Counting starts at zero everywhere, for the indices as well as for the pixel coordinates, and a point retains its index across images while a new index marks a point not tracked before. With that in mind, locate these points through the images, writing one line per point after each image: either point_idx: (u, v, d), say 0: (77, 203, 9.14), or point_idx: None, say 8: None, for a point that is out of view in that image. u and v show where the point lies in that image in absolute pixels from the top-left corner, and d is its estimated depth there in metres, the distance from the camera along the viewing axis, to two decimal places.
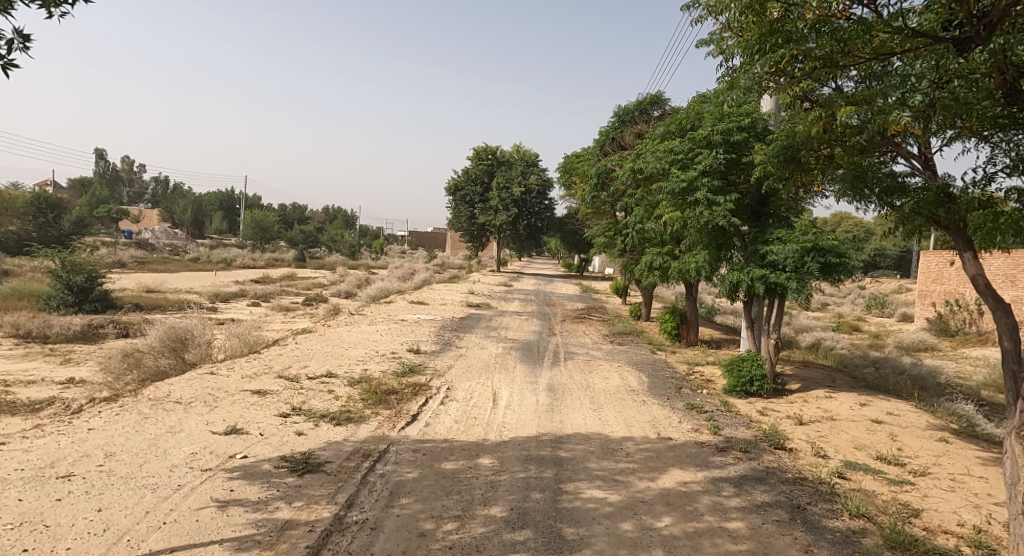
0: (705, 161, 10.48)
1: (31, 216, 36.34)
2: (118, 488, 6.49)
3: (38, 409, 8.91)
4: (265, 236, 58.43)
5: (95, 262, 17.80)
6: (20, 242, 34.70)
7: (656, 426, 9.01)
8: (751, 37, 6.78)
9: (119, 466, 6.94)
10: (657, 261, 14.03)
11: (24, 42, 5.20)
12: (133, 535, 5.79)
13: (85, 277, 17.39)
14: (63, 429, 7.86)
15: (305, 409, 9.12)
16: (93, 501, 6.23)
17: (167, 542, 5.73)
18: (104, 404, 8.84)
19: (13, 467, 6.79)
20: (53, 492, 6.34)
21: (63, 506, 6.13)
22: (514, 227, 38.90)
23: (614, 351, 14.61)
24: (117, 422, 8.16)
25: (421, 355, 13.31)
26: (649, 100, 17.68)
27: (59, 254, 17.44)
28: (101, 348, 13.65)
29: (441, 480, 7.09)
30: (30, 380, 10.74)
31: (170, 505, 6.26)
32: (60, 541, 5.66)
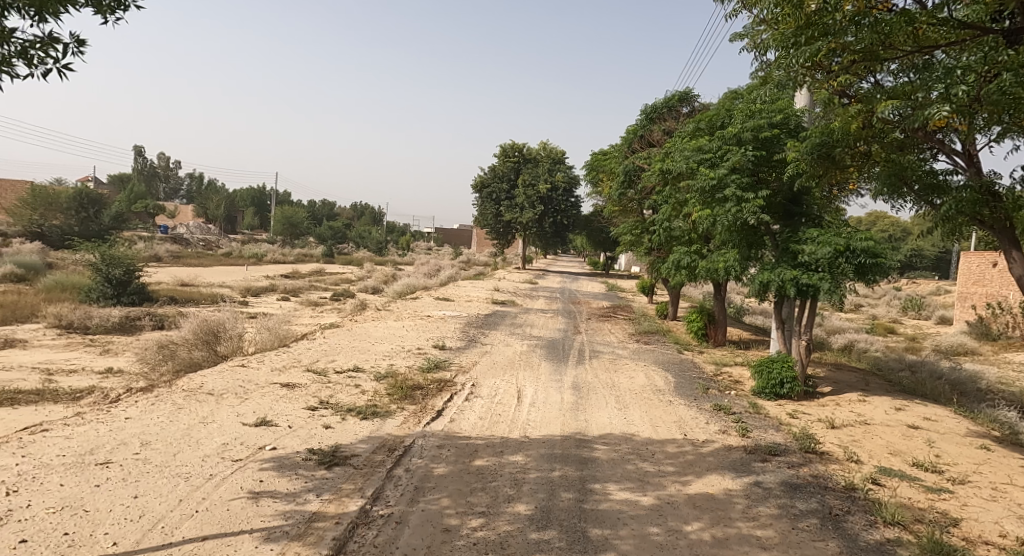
0: (734, 159, 10.33)
1: (74, 212, 37.15)
2: (153, 476, 6.57)
3: (77, 398, 9.12)
4: (294, 231, 59.27)
5: (133, 256, 18.15)
6: (64, 236, 35.61)
7: (683, 427, 8.89)
8: (786, 30, 6.69)
9: (153, 455, 7.02)
10: (685, 259, 13.83)
11: (79, 47, 5.31)
12: (166, 523, 5.84)
13: (123, 270, 17.72)
14: (102, 417, 7.98)
15: (333, 403, 9.15)
16: (130, 488, 6.31)
17: (199, 530, 5.77)
18: (140, 394, 8.98)
19: (53, 453, 6.90)
20: (93, 478, 6.43)
21: (102, 492, 6.21)
22: (540, 225, 38.77)
23: (640, 350, 14.48)
24: (152, 411, 8.27)
25: (447, 351, 13.33)
26: (678, 97, 17.41)
27: (99, 247, 17.82)
28: (138, 339, 13.88)
29: (467, 477, 7.05)
30: (70, 370, 10.95)
31: (202, 494, 6.30)
32: (98, 527, 5.72)
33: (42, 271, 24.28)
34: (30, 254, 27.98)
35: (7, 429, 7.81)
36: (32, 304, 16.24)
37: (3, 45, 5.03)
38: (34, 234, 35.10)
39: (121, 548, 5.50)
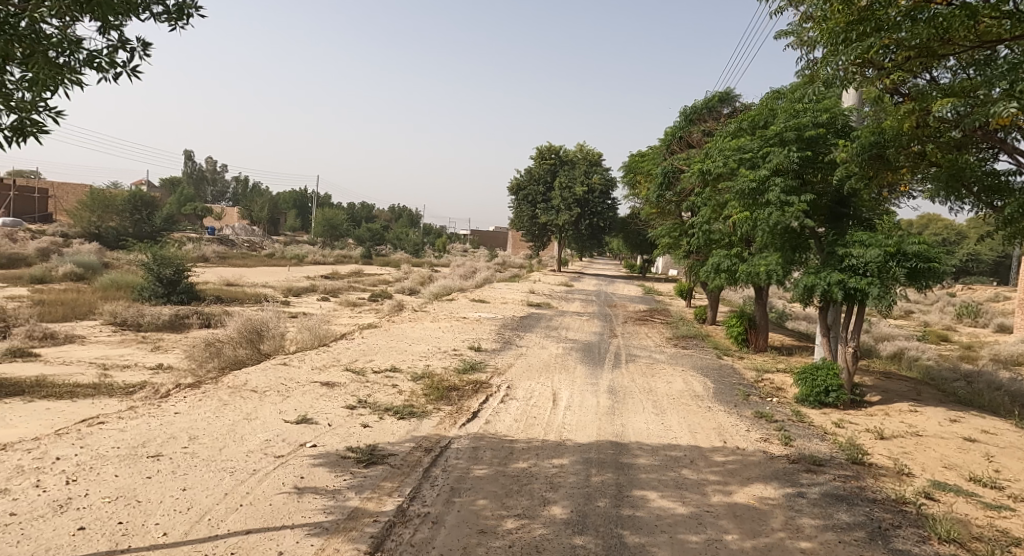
0: (776, 161, 10.09)
1: (128, 214, 38.29)
2: (201, 470, 6.63)
3: (130, 393, 9.34)
4: (334, 233, 60.12)
5: (183, 256, 18.54)
6: (119, 237, 36.79)
7: (724, 434, 8.68)
8: (835, 27, 6.54)
9: (201, 449, 7.09)
10: (725, 263, 13.57)
11: (144, 50, 5.36)
12: (212, 515, 5.87)
13: (173, 270, 18.11)
14: (153, 411, 8.12)
15: (371, 402, 9.16)
16: (179, 480, 6.37)
17: (243, 524, 5.78)
18: (187, 389, 9.13)
19: (108, 444, 7.02)
20: (144, 470, 6.51)
21: (153, 484, 6.28)
22: (576, 227, 38.59)
23: (678, 354, 14.23)
24: (200, 407, 8.37)
25: (483, 353, 13.28)
26: (718, 98, 17.12)
27: (150, 248, 18.28)
28: (187, 336, 14.17)
29: (503, 479, 6.97)
30: (123, 365, 11.23)
31: (247, 489, 6.34)
32: (150, 517, 5.77)
33: (98, 269, 25.06)
34: (86, 254, 28.94)
35: (66, 420, 8.13)
36: (87, 302, 16.74)
37: (73, 54, 5.11)
38: (91, 236, 36.40)
39: (171, 538, 5.53)
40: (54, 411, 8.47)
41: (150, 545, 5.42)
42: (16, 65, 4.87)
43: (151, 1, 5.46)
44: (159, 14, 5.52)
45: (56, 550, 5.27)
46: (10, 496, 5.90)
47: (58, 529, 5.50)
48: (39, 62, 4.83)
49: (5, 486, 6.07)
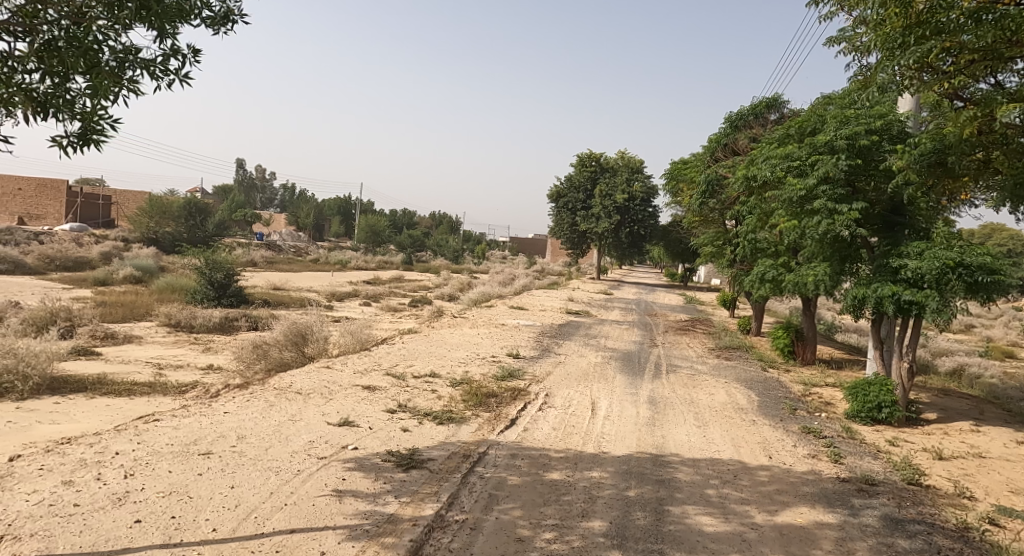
0: (825, 169, 9.80)
1: (182, 220, 39.28)
2: (247, 469, 6.66)
3: (183, 392, 9.50)
4: (376, 239, 60.90)
5: (233, 261, 18.90)
6: (175, 242, 37.88)
7: (769, 449, 8.42)
8: (892, 32, 6.34)
9: (248, 448, 7.14)
10: (770, 273, 13.23)
11: (194, 57, 5.40)
12: (259, 513, 5.87)
13: (224, 274, 18.46)
14: (203, 410, 8.23)
15: (410, 406, 9.13)
16: (228, 478, 6.41)
17: (288, 523, 5.77)
18: (236, 390, 9.24)
19: (162, 441, 7.11)
20: (196, 467, 6.57)
21: (203, 480, 6.33)
22: (616, 236, 38.18)
23: (720, 365, 13.93)
24: (248, 407, 8.46)
25: (521, 360, 13.16)
26: (765, 104, 16.72)
27: (204, 253, 18.70)
28: (237, 338, 14.40)
29: (541, 488, 6.85)
30: (176, 364, 11.45)
31: (291, 488, 6.34)
32: (200, 513, 5.79)
33: (155, 272, 25.80)
34: (144, 257, 29.82)
35: (125, 416, 8.33)
36: (144, 304, 17.18)
37: (125, 63, 5.16)
38: (149, 241, 37.66)
39: (220, 534, 5.53)
40: (114, 408, 8.69)
41: (200, 540, 5.42)
42: (80, 75, 4.95)
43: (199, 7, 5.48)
44: (205, 20, 5.55)
45: (115, 540, 5.31)
46: (73, 488, 5.99)
47: (117, 521, 5.55)
48: (99, 71, 4.89)
49: (69, 478, 6.17)
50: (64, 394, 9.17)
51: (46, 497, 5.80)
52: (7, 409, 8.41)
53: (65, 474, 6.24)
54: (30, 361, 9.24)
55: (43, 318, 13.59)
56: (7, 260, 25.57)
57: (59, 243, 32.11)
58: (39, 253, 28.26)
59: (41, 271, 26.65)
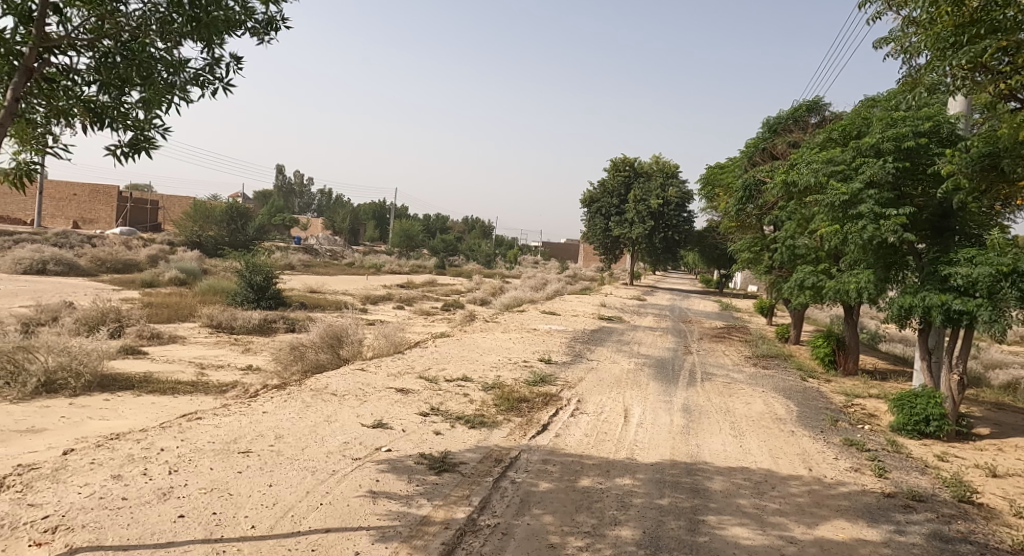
0: (870, 172, 9.51)
1: (225, 224, 40.04)
2: (285, 467, 6.66)
3: (224, 391, 9.60)
4: (410, 244, 61.36)
5: (273, 264, 19.12)
6: (217, 246, 38.64)
7: (809, 461, 8.16)
8: (942, 32, 6.18)
9: (286, 448, 7.15)
10: (810, 279, 12.89)
11: (237, 65, 5.44)
12: (295, 512, 5.84)
13: (264, 277, 18.68)
14: (243, 409, 8.28)
15: (442, 410, 9.06)
16: (266, 476, 6.41)
17: (323, 522, 5.73)
18: (275, 390, 9.30)
19: (205, 439, 7.15)
20: (236, 465, 6.59)
21: (243, 478, 6.33)
22: (650, 241, 37.80)
23: (758, 374, 13.60)
24: (285, 407, 8.48)
25: (553, 366, 13.02)
26: (806, 107, 16.36)
27: (244, 256, 18.98)
28: (276, 340, 14.55)
29: (573, 495, 6.72)
30: (218, 364, 11.58)
31: (326, 488, 6.31)
32: (240, 509, 5.79)
33: (198, 275, 26.31)
34: (189, 260, 30.47)
35: (169, 414, 8.44)
36: (188, 305, 17.49)
37: (175, 75, 5.18)
38: (193, 244, 38.50)
39: (259, 531, 5.51)
40: (159, 405, 8.82)
41: (239, 537, 5.40)
42: (134, 88, 5.06)
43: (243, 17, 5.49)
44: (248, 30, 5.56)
45: (160, 534, 5.32)
46: (121, 482, 6.04)
47: (161, 515, 5.57)
48: (152, 83, 4.97)
49: (118, 472, 6.23)
50: (112, 391, 9.34)
51: (96, 490, 5.86)
52: (59, 405, 8.59)
53: (114, 468, 6.30)
54: (82, 358, 9.40)
55: (94, 318, 13.91)
56: (61, 261, 26.30)
57: (109, 247, 33.03)
58: (91, 255, 29.09)
59: (93, 273, 27.38)
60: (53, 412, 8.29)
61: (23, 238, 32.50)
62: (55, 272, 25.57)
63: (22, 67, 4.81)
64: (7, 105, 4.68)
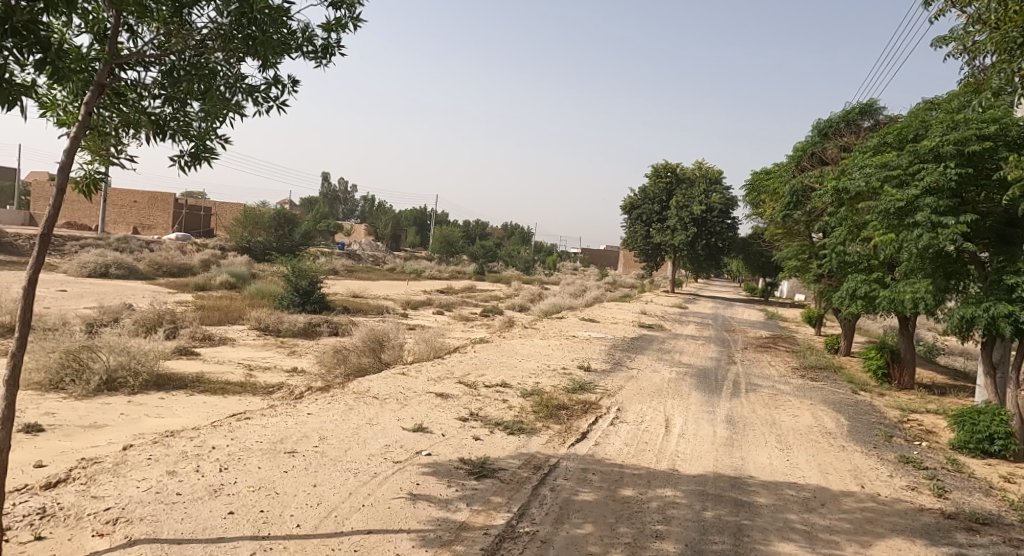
0: (929, 179, 9.08)
1: (273, 230, 40.75)
2: (329, 468, 6.61)
3: (271, 392, 9.65)
4: (450, 250, 61.62)
5: (318, 269, 19.30)
6: (265, 251, 39.37)
7: (860, 477, 7.79)
8: (1009, 31, 5.87)
9: (330, 449, 7.10)
10: (863, 288, 12.42)
11: (292, 87, 5.46)
12: (338, 513, 5.77)
13: (309, 281, 18.88)
14: (288, 410, 8.29)
15: (482, 415, 8.93)
16: (311, 477, 6.36)
17: (365, 524, 5.64)
18: (318, 392, 9.29)
19: (253, 438, 7.16)
20: (282, 464, 6.56)
21: (289, 478, 6.30)
22: (692, 248, 37.14)
23: (805, 386, 13.15)
24: (329, 409, 8.46)
25: (593, 374, 12.78)
26: (858, 110, 15.84)
27: (290, 261, 19.20)
28: (321, 343, 14.63)
29: (613, 504, 6.51)
30: (265, 366, 11.67)
31: (367, 490, 6.22)
32: (286, 508, 5.74)
33: (248, 279, 26.76)
34: (239, 265, 31.08)
35: (220, 413, 8.51)
36: (237, 308, 17.76)
37: (233, 90, 5.25)
38: (243, 249, 39.32)
39: (304, 530, 5.45)
40: (210, 404, 8.89)
41: (285, 535, 5.34)
42: (195, 100, 5.17)
43: (301, 40, 5.49)
44: (307, 53, 5.56)
45: (211, 529, 5.29)
46: (176, 478, 6.06)
47: (212, 511, 5.55)
48: (212, 96, 5.06)
49: (173, 468, 6.26)
50: (167, 390, 9.46)
51: (153, 485, 5.89)
52: (118, 402, 8.73)
53: (169, 464, 6.33)
54: (141, 358, 9.56)
55: (151, 319, 14.20)
56: (121, 265, 27.04)
57: (165, 251, 33.94)
58: (149, 260, 29.93)
59: (150, 277, 28.11)
60: (113, 409, 8.42)
61: (88, 243, 33.65)
62: (116, 276, 26.32)
63: (95, 83, 4.80)
64: (81, 119, 4.72)
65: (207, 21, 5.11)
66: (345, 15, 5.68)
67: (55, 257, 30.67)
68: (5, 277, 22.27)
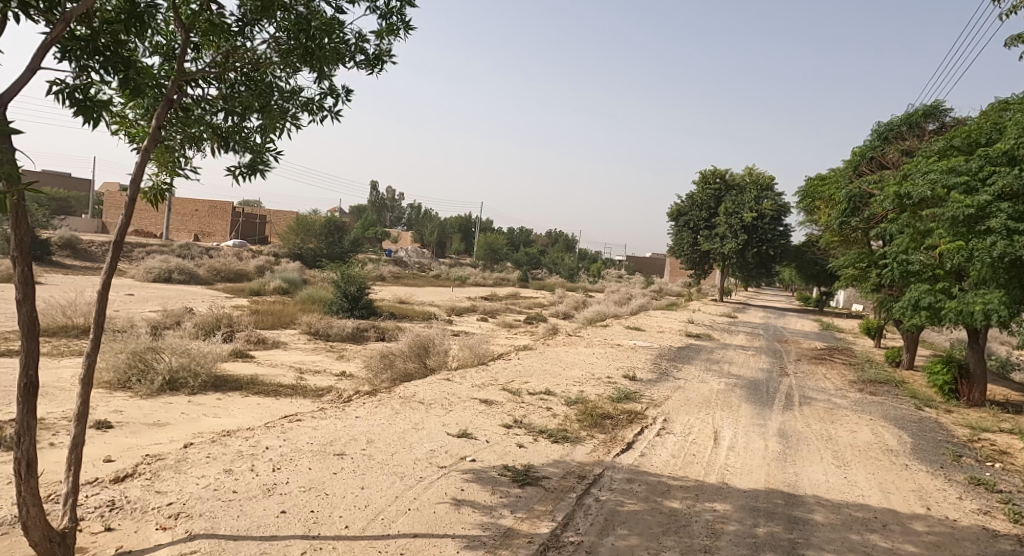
0: (1001, 183, 8.70)
1: (324, 237, 41.36)
2: (376, 471, 6.48)
3: (320, 395, 9.61)
4: (495, 257, 61.63)
5: (366, 275, 19.39)
6: (316, 257, 39.95)
7: (926, 499, 7.31)
8: None
9: (377, 452, 6.99)
10: (927, 299, 11.80)
11: (346, 95, 5.54)
12: (385, 516, 5.62)
13: (358, 287, 18.97)
14: (338, 413, 8.22)
15: (526, 422, 8.72)
16: (358, 479, 6.24)
17: (411, 527, 5.48)
18: (366, 396, 9.22)
19: (304, 439, 7.10)
20: (331, 466, 6.46)
21: (337, 479, 6.19)
22: (742, 256, 36.20)
23: (863, 401, 12.56)
24: (377, 413, 8.37)
25: (638, 383, 12.44)
26: (922, 113, 15.15)
27: (340, 267, 19.35)
28: (368, 348, 14.64)
29: (659, 517, 6.21)
30: (315, 370, 11.69)
31: (412, 494, 6.07)
32: (334, 509, 5.62)
33: (299, 284, 27.15)
34: (291, 271, 31.58)
35: (273, 414, 8.49)
36: (289, 313, 17.94)
37: (289, 103, 5.29)
38: (295, 255, 39.99)
39: (352, 531, 5.32)
40: (263, 406, 8.90)
41: (335, 536, 5.22)
42: (254, 115, 5.19)
43: (354, 48, 5.51)
44: (359, 62, 5.57)
45: (264, 527, 5.21)
46: (232, 476, 6.01)
47: (265, 510, 5.48)
48: (270, 111, 5.11)
49: (229, 467, 6.21)
50: (225, 391, 9.51)
51: (210, 482, 5.86)
52: (180, 401, 8.80)
53: (226, 463, 6.29)
54: (200, 360, 9.64)
55: (210, 323, 14.42)
56: (183, 271, 27.77)
57: (223, 257, 34.76)
58: (209, 266, 30.69)
59: (209, 281, 28.78)
60: (175, 408, 8.49)
61: (153, 249, 34.73)
62: (178, 281, 26.97)
63: (164, 98, 4.83)
64: (152, 134, 4.70)
65: (264, 40, 5.19)
66: (395, 20, 5.65)
67: (121, 264, 31.65)
68: (75, 282, 23.11)
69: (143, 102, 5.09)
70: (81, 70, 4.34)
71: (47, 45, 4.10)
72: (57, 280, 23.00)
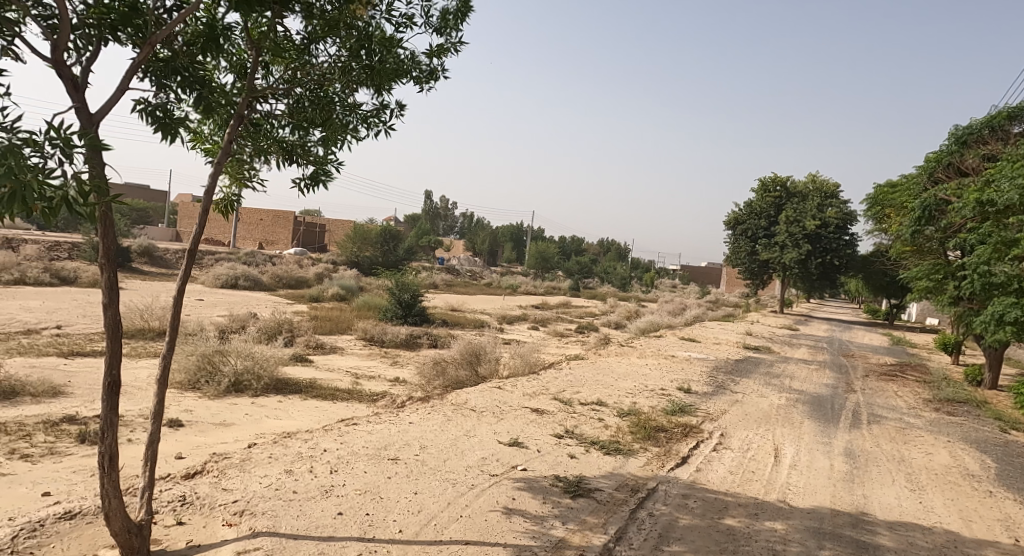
0: None
1: (380, 245, 41.78)
2: (428, 477, 6.24)
3: (375, 400, 9.48)
4: (547, 266, 61.22)
5: (419, 283, 19.35)
6: (371, 265, 40.37)
7: (1012, 528, 6.67)
8: None
9: (429, 458, 6.76)
10: (1012, 313, 10.95)
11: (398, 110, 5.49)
12: (438, 521, 5.37)
13: (411, 294, 18.92)
14: (391, 418, 8.04)
15: (577, 433, 8.37)
16: (412, 484, 6.02)
17: (463, 534, 5.21)
18: (418, 402, 9.02)
19: (361, 443, 6.92)
20: (386, 471, 6.25)
21: (391, 483, 5.98)
22: (804, 267, 34.83)
23: (938, 421, 11.75)
24: (429, 419, 8.15)
25: (693, 396, 11.93)
26: (1005, 114, 14.23)
27: (395, 274, 19.39)
28: (422, 355, 14.52)
29: (716, 535, 5.78)
30: (370, 375, 11.60)
31: (464, 501, 5.80)
32: (389, 513, 5.40)
33: (356, 291, 27.40)
34: (349, 278, 31.95)
35: (331, 417, 8.38)
36: (347, 319, 18.01)
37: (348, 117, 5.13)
38: (351, 263, 40.49)
39: (405, 536, 5.09)
40: (322, 409, 8.80)
41: (389, 539, 5.00)
42: (317, 128, 5.07)
43: (411, 63, 5.31)
44: (412, 79, 5.38)
45: (321, 528, 5.02)
46: (292, 476, 5.86)
47: (323, 511, 5.29)
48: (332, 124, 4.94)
49: (289, 467, 6.06)
50: (286, 393, 9.46)
51: (271, 482, 5.72)
52: (244, 402, 8.79)
53: (286, 464, 6.14)
54: (265, 363, 9.60)
55: (272, 327, 14.56)
56: (248, 277, 28.37)
57: (285, 265, 35.47)
58: (271, 273, 31.33)
59: (271, 287, 29.34)
60: (240, 409, 8.46)
61: (220, 256, 35.72)
62: (243, 287, 27.55)
63: (237, 114, 4.73)
64: (224, 149, 4.62)
65: (330, 55, 5.01)
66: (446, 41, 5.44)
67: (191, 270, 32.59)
68: (147, 287, 23.86)
69: (217, 118, 4.99)
70: (159, 87, 4.33)
71: (134, 70, 4.09)
72: (133, 285, 23.83)
